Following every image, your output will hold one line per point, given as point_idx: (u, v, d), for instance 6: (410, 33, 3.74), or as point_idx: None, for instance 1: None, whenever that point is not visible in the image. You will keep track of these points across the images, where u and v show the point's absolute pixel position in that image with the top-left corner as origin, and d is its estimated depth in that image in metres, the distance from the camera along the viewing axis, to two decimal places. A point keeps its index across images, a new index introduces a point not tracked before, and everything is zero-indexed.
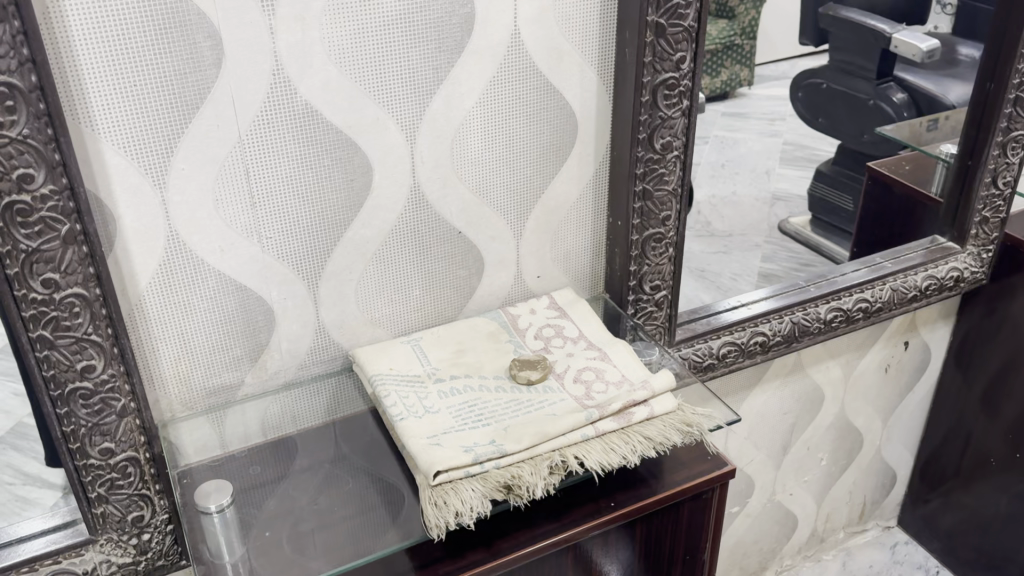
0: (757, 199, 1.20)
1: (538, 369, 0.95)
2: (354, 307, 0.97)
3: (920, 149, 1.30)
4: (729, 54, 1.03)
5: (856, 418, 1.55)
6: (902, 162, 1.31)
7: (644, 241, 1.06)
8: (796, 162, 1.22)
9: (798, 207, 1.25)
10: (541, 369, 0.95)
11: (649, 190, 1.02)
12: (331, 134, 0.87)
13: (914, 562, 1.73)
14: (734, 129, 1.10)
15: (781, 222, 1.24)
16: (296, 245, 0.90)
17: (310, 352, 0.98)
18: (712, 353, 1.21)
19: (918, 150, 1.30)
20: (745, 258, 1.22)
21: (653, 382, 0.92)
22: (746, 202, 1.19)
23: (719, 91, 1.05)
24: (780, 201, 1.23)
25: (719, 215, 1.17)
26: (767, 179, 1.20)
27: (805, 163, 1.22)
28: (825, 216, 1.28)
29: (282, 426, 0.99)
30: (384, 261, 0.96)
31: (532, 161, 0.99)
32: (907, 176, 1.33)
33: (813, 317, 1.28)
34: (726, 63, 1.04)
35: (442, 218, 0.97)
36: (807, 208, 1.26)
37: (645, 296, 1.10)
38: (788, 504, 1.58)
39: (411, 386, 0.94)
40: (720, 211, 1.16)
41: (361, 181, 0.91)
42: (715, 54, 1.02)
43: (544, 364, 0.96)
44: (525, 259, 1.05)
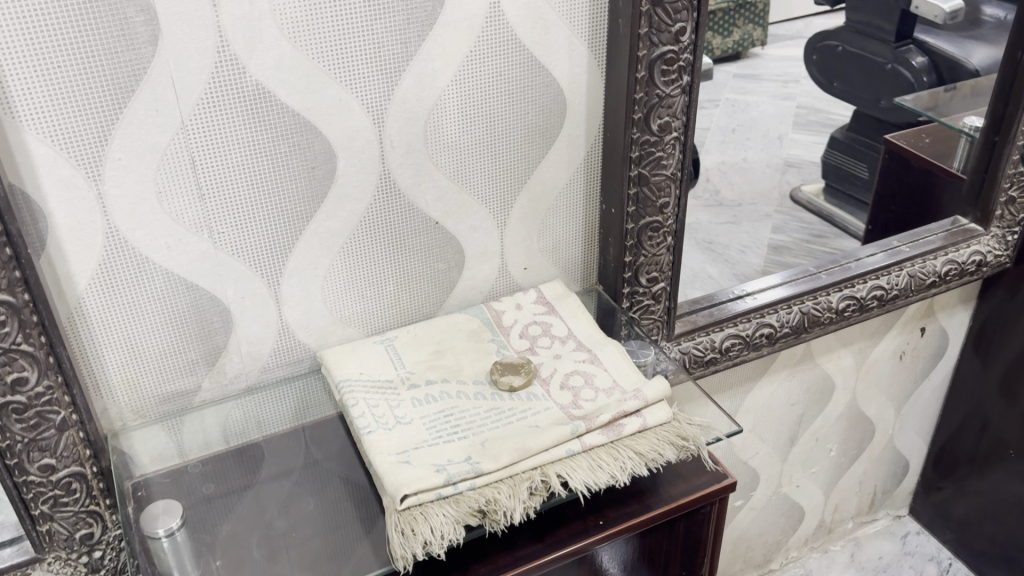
0: (768, 164, 1.12)
1: (522, 372, 0.88)
2: (321, 305, 0.89)
3: (939, 121, 1.18)
4: (741, 13, 0.94)
5: (869, 407, 1.47)
6: (920, 134, 1.19)
7: (640, 230, 0.97)
8: (809, 126, 1.12)
9: (812, 173, 1.15)
10: (523, 372, 0.88)
11: (645, 174, 0.93)
12: (287, 118, 0.78)
13: (925, 552, 1.66)
14: (745, 91, 1.01)
15: (794, 189, 1.14)
16: (252, 239, 0.82)
17: (274, 354, 0.89)
18: (715, 347, 1.12)
19: (939, 122, 1.18)
20: (753, 229, 1.13)
21: (646, 390, 0.83)
22: (757, 168, 1.10)
23: (732, 52, 0.96)
24: (793, 167, 1.14)
25: (727, 182, 1.07)
26: (778, 145, 1.11)
27: (817, 127, 1.12)
28: (838, 184, 1.17)
29: (246, 431, 0.92)
30: (353, 255, 0.88)
31: (517, 145, 0.90)
32: (925, 149, 1.20)
33: (824, 307, 1.19)
34: (738, 22, 0.95)
35: (417, 208, 0.88)
36: (819, 175, 1.16)
37: (641, 289, 1.02)
38: (794, 496, 1.50)
39: (383, 393, 0.86)
40: (729, 177, 1.07)
41: (324, 169, 0.82)
42: (727, 13, 0.92)
43: (528, 366, 0.88)
44: (510, 250, 0.97)
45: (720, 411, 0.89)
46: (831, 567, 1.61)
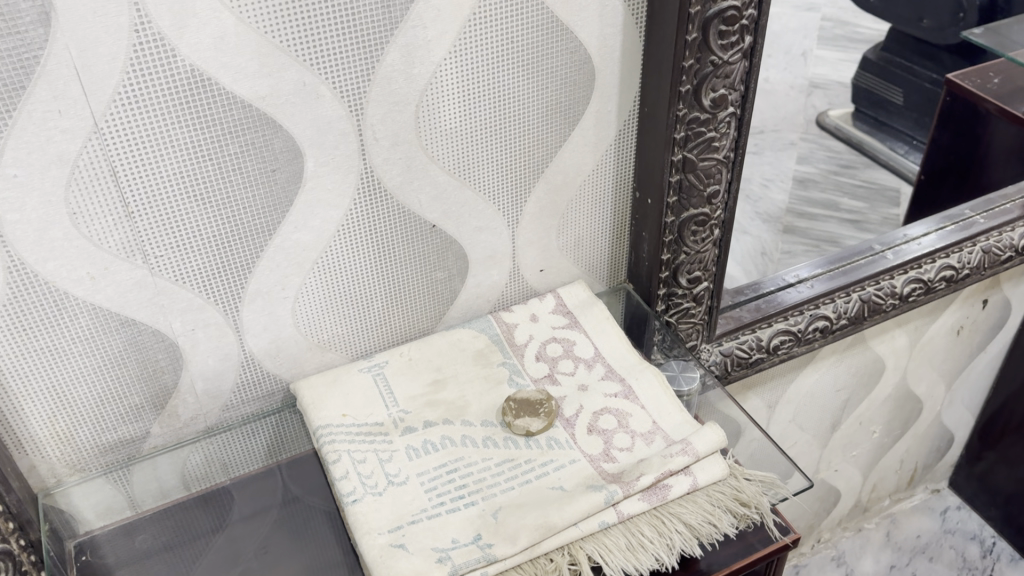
0: (792, 87, 0.90)
1: (542, 410, 0.72)
2: (293, 330, 0.72)
3: (1006, 57, 0.95)
4: None
5: (918, 385, 1.32)
6: (989, 72, 0.98)
7: (682, 225, 0.80)
8: (835, 41, 0.90)
9: (840, 95, 0.94)
10: (546, 411, 0.71)
11: (691, 159, 0.75)
12: (235, 111, 0.60)
13: (967, 530, 1.53)
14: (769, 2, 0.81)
15: (821, 114, 0.94)
16: (200, 262, 0.65)
17: (237, 390, 0.73)
18: (761, 346, 0.96)
19: (1004, 59, 0.95)
20: (777, 160, 0.93)
21: (695, 444, 0.67)
22: (779, 89, 0.89)
23: None
24: (818, 89, 0.93)
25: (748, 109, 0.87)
26: (802, 63, 0.90)
27: (845, 43, 0.91)
28: (870, 110, 0.97)
29: (211, 474, 0.77)
30: (329, 271, 0.71)
31: (533, 129, 0.72)
32: (996, 90, 1.00)
33: (887, 293, 1.03)
34: None
35: (408, 209, 0.71)
36: (849, 98, 0.95)
37: (680, 291, 0.85)
38: (831, 480, 1.37)
39: (371, 442, 0.70)
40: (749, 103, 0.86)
41: (287, 171, 0.64)
42: None
43: (548, 402, 0.72)
44: (523, 251, 0.79)
45: (788, 455, 0.71)
46: (865, 548, 1.50)
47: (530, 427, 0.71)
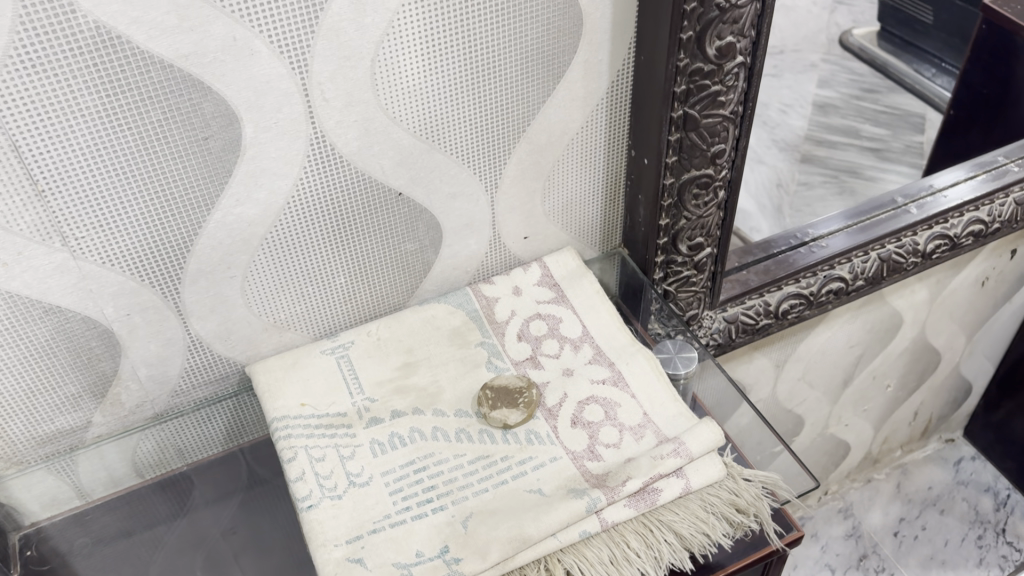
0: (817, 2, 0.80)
1: (522, 400, 0.65)
2: (245, 311, 0.65)
3: None
4: None
5: (937, 338, 1.24)
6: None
7: (682, 187, 0.71)
8: None
9: (865, 12, 0.86)
10: (526, 402, 0.65)
11: (693, 116, 0.66)
12: (152, 73, 0.51)
13: (981, 481, 1.48)
14: None
15: (845, 32, 0.85)
16: (129, 242, 0.57)
17: (186, 376, 0.67)
18: (769, 311, 0.89)
19: None
20: (799, 83, 0.83)
21: (688, 442, 0.60)
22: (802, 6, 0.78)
23: None
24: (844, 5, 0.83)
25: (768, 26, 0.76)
26: None
27: None
28: (897, 30, 0.88)
29: (166, 460, 0.72)
30: (282, 246, 0.63)
31: (511, 84, 0.63)
32: None
33: (909, 250, 0.94)
34: None
35: (368, 177, 0.62)
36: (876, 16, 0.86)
37: (681, 258, 0.77)
38: (840, 434, 1.31)
39: (331, 436, 0.63)
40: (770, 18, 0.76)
41: (222, 139, 0.55)
42: None
43: (529, 391, 0.65)
44: (504, 218, 0.71)
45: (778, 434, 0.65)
46: (873, 500, 1.45)
47: (506, 419, 0.64)
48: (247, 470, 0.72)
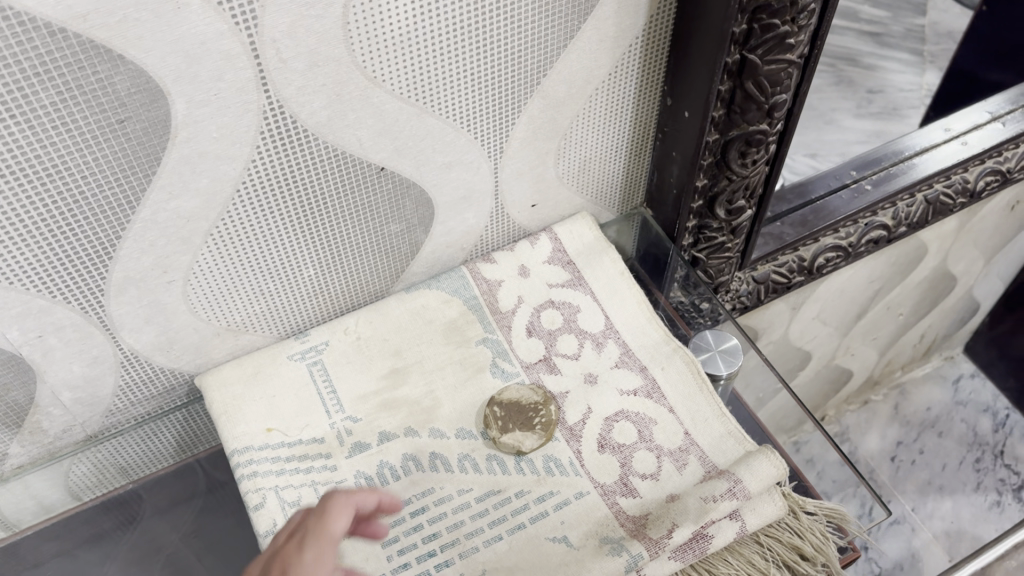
0: None
1: (538, 421, 0.53)
2: (190, 317, 0.52)
3: None
4: None
5: (957, 264, 1.15)
6: None
7: (728, 145, 0.58)
8: None
9: None
10: (545, 424, 0.53)
11: (753, 62, 0.52)
12: (35, 40, 0.36)
13: (980, 401, 1.42)
14: None
15: None
16: (29, 254, 0.43)
17: (122, 393, 0.54)
18: (804, 266, 0.78)
19: None
20: None
21: (746, 481, 0.50)
22: None
23: None
24: None
25: None
26: None
27: None
28: None
29: (106, 480, 0.60)
30: (232, 241, 0.49)
31: (526, 26, 0.48)
32: None
33: (958, 189, 0.83)
34: None
35: (340, 152, 0.48)
36: None
37: (716, 222, 0.64)
38: (845, 364, 1.23)
39: (306, 472, 0.51)
40: None
41: (145, 119, 0.41)
42: None
43: (548, 410, 0.54)
44: (509, 185, 0.58)
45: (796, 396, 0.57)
46: (870, 423, 1.40)
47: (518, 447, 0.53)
48: (205, 480, 0.61)
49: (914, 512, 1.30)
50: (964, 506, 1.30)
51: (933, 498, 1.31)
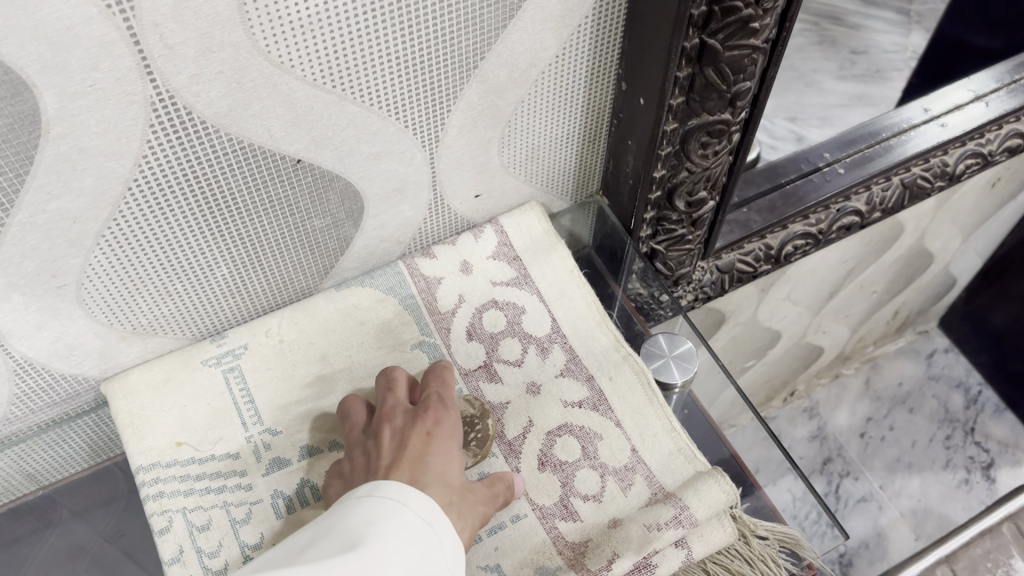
0: None
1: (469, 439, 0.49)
2: (89, 322, 0.47)
3: None
4: None
5: (933, 241, 1.11)
6: None
7: (687, 134, 0.53)
8: None
9: None
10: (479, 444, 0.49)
11: (713, 47, 0.47)
12: None
13: (953, 376, 1.40)
14: None
15: None
16: None
17: (17, 401, 0.49)
18: (772, 254, 0.73)
19: None
20: None
21: (693, 508, 0.46)
22: None
23: None
24: None
25: None
26: None
27: None
28: None
29: (13, 487, 0.56)
30: (130, 242, 0.44)
31: (461, 6, 0.43)
32: None
33: (936, 172, 0.78)
34: None
35: (248, 145, 0.43)
36: None
37: (675, 214, 0.60)
38: (816, 341, 1.20)
39: (217, 492, 0.47)
40: None
41: (6, 115, 0.35)
42: None
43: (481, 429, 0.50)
44: (448, 175, 0.53)
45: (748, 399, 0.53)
46: (841, 397, 1.37)
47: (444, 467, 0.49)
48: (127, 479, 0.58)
49: (882, 489, 1.28)
50: (932, 484, 1.29)
51: (901, 476, 1.30)
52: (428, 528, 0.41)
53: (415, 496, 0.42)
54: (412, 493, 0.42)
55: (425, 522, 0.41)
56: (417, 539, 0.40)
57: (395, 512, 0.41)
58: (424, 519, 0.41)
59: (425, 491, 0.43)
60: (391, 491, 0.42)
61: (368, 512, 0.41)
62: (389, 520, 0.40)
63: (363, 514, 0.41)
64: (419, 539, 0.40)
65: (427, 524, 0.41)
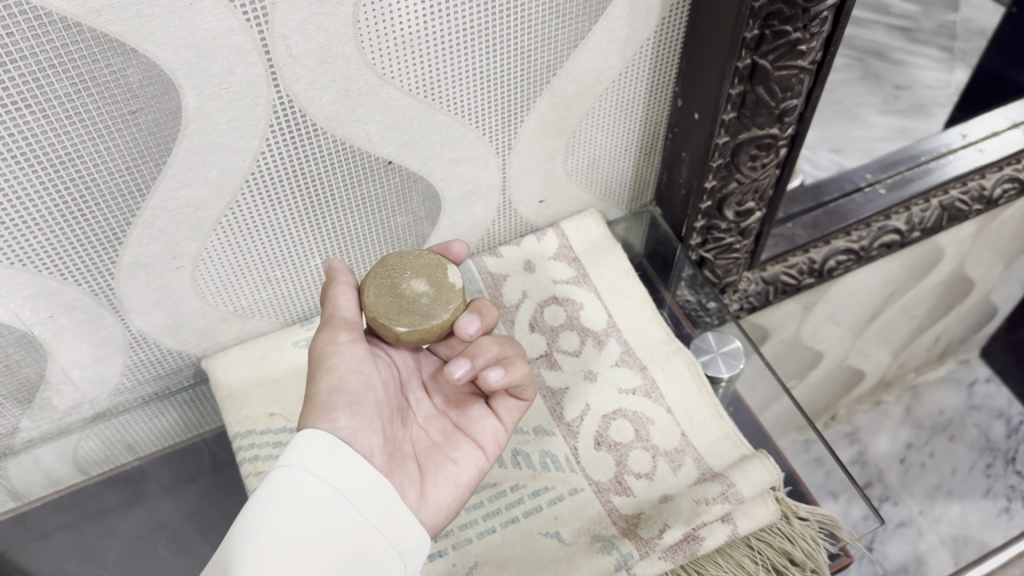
0: None
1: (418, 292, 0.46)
2: (197, 302, 0.53)
3: None
4: None
5: (974, 268, 1.14)
6: None
7: (738, 148, 0.58)
8: None
9: None
10: (390, 288, 0.46)
11: (762, 67, 0.52)
12: (50, 33, 0.36)
13: (994, 406, 1.41)
14: None
15: None
16: (44, 238, 0.44)
17: (128, 373, 0.55)
18: (815, 268, 0.77)
19: None
20: None
21: (739, 485, 0.50)
22: None
23: None
24: None
25: None
26: None
27: None
28: None
29: (113, 457, 0.60)
30: (239, 229, 0.50)
31: (538, 27, 0.48)
32: None
33: (974, 196, 0.82)
34: None
35: (348, 146, 0.49)
36: None
37: (724, 223, 0.65)
38: (857, 364, 1.23)
39: None
40: None
41: (154, 111, 0.42)
42: None
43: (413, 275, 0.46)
44: (517, 181, 0.58)
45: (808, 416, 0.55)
46: (882, 423, 1.39)
47: (421, 328, 0.45)
48: (211, 458, 0.62)
49: (921, 515, 1.29)
50: (971, 512, 1.29)
51: (940, 503, 1.30)
52: (331, 495, 0.41)
53: (301, 442, 0.42)
54: (298, 440, 0.42)
55: (325, 485, 0.41)
56: (316, 503, 0.41)
57: (293, 478, 0.41)
58: (321, 481, 0.41)
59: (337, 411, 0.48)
60: (290, 457, 0.42)
61: (268, 487, 0.42)
62: (288, 492, 0.41)
63: (265, 490, 0.41)
64: (319, 501, 0.41)
65: (323, 482, 0.41)
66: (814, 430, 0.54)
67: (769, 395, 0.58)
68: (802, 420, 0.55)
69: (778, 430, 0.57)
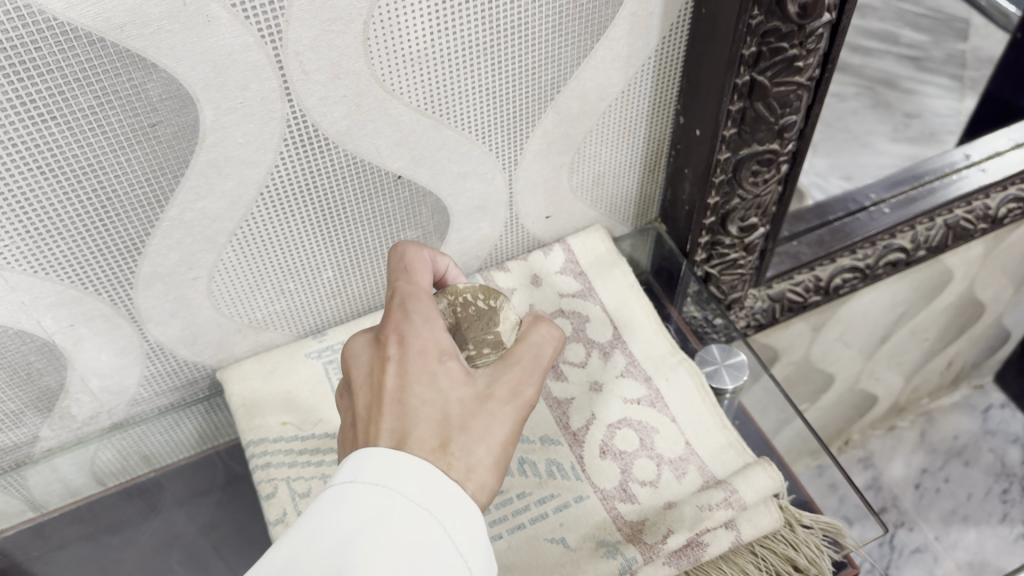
0: None
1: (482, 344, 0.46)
2: (212, 313, 0.55)
3: None
4: None
5: (984, 291, 1.14)
6: None
7: (740, 163, 0.59)
8: None
9: None
10: None
11: (761, 84, 0.53)
12: (75, 48, 0.39)
13: (1010, 431, 1.40)
14: None
15: None
16: (66, 248, 0.46)
17: (146, 383, 0.57)
18: (822, 286, 0.78)
19: None
20: None
21: (742, 491, 0.51)
22: None
23: None
24: None
25: None
26: None
27: None
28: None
29: (129, 468, 0.61)
30: (254, 241, 0.52)
31: (542, 47, 0.50)
32: None
33: (979, 215, 0.83)
34: None
35: (359, 161, 0.50)
36: None
37: (728, 238, 0.66)
38: (869, 388, 1.23)
39: (316, 465, 0.53)
40: None
41: (173, 126, 0.43)
42: None
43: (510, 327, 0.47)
44: (524, 197, 0.60)
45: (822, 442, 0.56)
46: (895, 449, 1.39)
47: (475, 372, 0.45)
48: (224, 472, 0.63)
49: (937, 541, 1.28)
50: (988, 538, 1.28)
51: (956, 528, 1.29)
52: (431, 520, 0.36)
53: (421, 472, 0.37)
54: (405, 461, 0.37)
55: (426, 512, 0.36)
56: (420, 536, 0.36)
57: (389, 498, 0.36)
58: (424, 510, 0.36)
59: (419, 415, 0.39)
60: (387, 475, 0.37)
61: (359, 506, 0.36)
62: (382, 516, 0.36)
63: (354, 509, 0.36)
64: (419, 535, 0.36)
65: (426, 513, 0.36)
66: (831, 456, 0.56)
67: (779, 417, 0.59)
68: (818, 445, 0.56)
69: (792, 453, 0.57)
